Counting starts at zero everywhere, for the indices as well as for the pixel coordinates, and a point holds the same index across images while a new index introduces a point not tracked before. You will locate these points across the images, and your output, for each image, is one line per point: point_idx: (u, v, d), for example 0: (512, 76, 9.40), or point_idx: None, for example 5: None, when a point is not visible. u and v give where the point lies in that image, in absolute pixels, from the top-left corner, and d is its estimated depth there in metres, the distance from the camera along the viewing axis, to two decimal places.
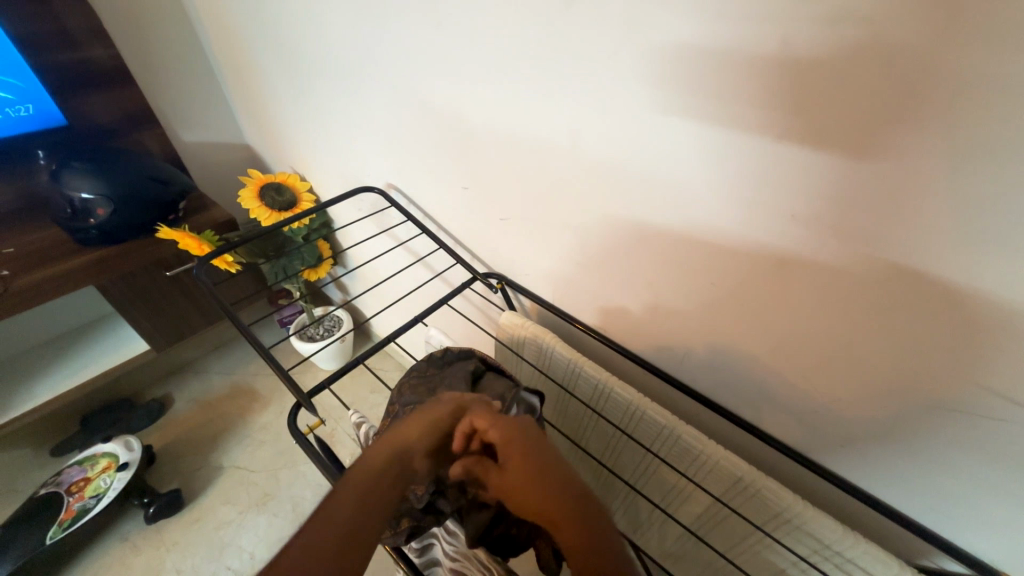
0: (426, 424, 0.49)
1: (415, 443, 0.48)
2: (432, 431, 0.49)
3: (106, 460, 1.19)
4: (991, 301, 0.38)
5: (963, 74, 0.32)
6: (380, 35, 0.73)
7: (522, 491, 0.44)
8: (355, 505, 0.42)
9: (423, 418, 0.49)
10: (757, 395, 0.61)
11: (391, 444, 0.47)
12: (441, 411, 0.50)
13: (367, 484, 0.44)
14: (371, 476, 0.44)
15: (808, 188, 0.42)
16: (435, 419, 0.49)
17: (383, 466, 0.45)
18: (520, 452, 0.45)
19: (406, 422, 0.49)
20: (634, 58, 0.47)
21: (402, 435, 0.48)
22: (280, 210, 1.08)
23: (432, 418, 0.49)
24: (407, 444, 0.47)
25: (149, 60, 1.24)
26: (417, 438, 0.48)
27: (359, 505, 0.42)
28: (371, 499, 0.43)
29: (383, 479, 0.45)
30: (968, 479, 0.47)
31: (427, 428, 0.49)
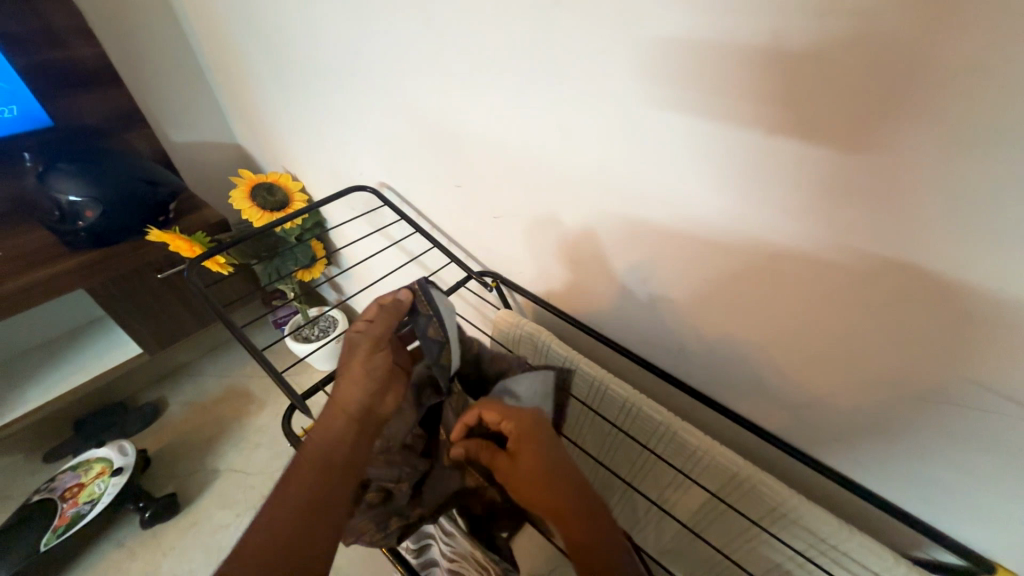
0: (363, 375, 0.54)
1: (361, 393, 0.53)
2: (371, 376, 0.54)
3: (100, 465, 1.18)
4: (986, 295, 0.37)
5: (954, 67, 0.31)
6: (369, 31, 0.72)
7: (524, 484, 0.48)
8: (324, 459, 0.49)
9: (359, 370, 0.54)
10: (753, 389, 0.61)
11: (339, 405, 0.52)
12: (372, 355, 0.55)
13: (331, 440, 0.50)
14: (332, 434, 0.51)
15: (801, 182, 0.42)
16: (371, 365, 0.54)
17: (342, 422, 0.51)
18: (531, 450, 0.48)
19: (344, 382, 0.53)
20: (627, 50, 0.46)
21: (346, 393, 0.53)
22: (272, 210, 1.07)
23: (368, 363, 0.54)
24: (354, 396, 0.53)
25: (136, 58, 1.22)
26: (358, 391, 0.53)
27: (327, 459, 0.49)
28: (339, 452, 0.50)
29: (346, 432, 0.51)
30: (963, 471, 0.48)
31: (366, 376, 0.54)
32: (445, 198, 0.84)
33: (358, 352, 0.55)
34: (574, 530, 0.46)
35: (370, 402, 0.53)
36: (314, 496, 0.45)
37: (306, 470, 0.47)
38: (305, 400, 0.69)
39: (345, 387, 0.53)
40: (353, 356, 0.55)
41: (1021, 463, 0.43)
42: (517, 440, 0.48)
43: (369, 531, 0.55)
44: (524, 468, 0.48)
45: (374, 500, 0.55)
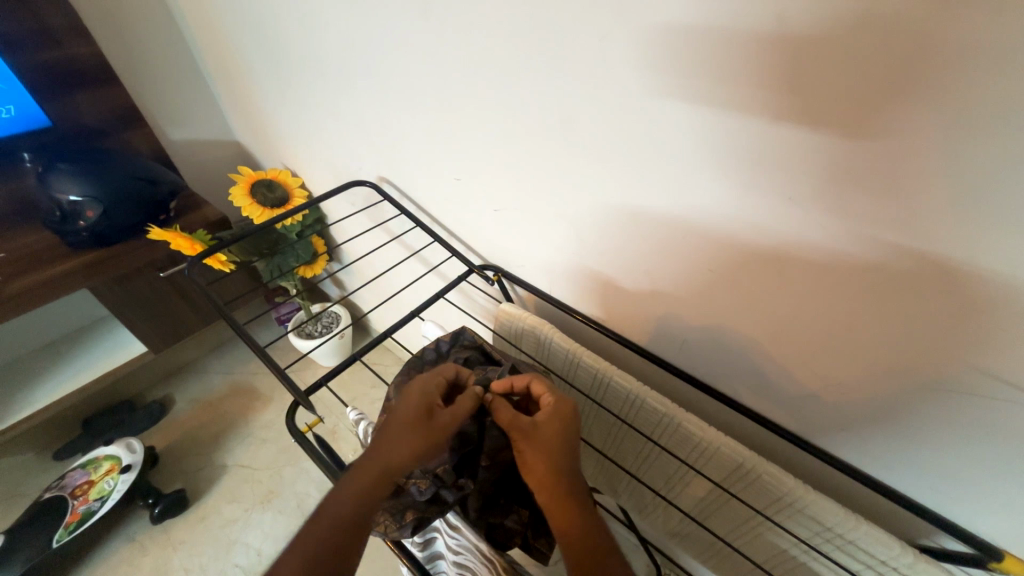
0: (422, 446, 0.49)
1: (410, 463, 0.49)
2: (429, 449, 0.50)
3: (109, 462, 1.19)
4: (994, 283, 0.37)
5: (961, 53, 0.31)
6: (366, 26, 0.72)
7: (534, 444, 0.50)
8: (351, 523, 0.44)
9: (421, 441, 0.49)
10: (757, 379, 0.61)
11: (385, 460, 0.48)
12: (442, 430, 0.51)
13: (362, 503, 0.46)
14: (365, 498, 0.46)
15: (804, 171, 0.42)
16: (434, 438, 0.50)
17: (375, 484, 0.47)
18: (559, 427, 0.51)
19: (399, 445, 0.49)
20: (627, 40, 0.45)
21: (400, 454, 0.48)
22: (273, 207, 1.07)
23: (431, 437, 0.50)
24: (402, 462, 0.48)
25: (133, 57, 1.21)
26: (409, 459, 0.49)
27: (353, 526, 0.45)
28: (363, 522, 0.45)
29: (378, 498, 0.47)
30: (968, 458, 0.47)
31: (422, 451, 0.49)
32: (445, 193, 0.84)
33: (427, 417, 0.51)
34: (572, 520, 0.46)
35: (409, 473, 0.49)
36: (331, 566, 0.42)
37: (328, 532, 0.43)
38: (308, 396, 0.68)
39: (395, 449, 0.49)
40: (423, 420, 0.51)
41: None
42: (550, 412, 0.52)
43: (384, 525, 0.56)
44: (544, 434, 0.50)
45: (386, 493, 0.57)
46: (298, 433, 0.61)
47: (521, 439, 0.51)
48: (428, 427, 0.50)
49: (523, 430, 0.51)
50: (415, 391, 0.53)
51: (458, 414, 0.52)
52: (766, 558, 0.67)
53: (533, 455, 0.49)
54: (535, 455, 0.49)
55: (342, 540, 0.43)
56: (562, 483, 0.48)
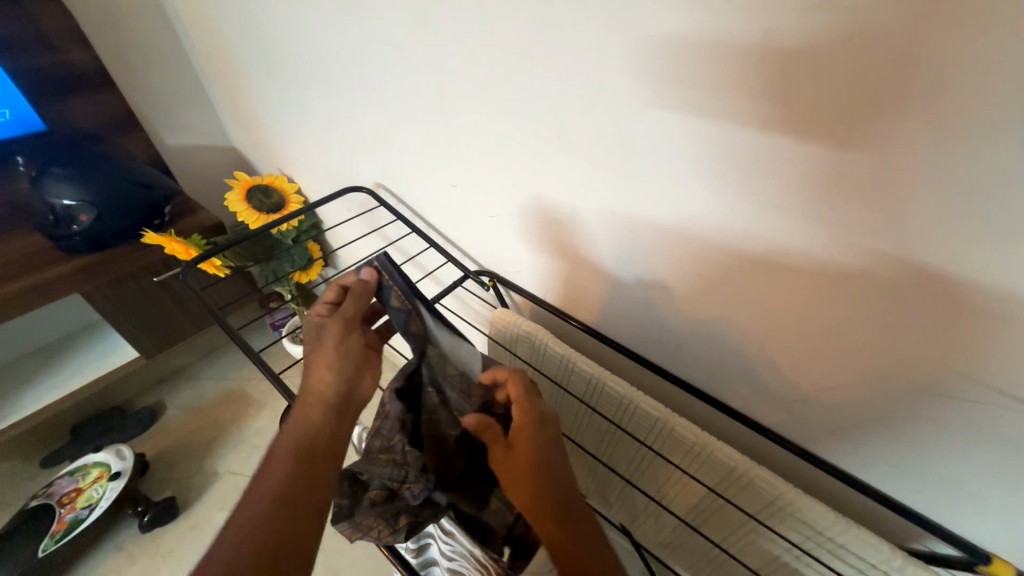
0: (331, 357, 0.52)
1: (332, 375, 0.51)
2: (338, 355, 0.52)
3: (98, 470, 1.18)
4: (977, 289, 0.38)
5: (943, 66, 0.32)
6: (363, 34, 0.73)
7: (512, 470, 0.49)
8: (305, 445, 0.46)
9: (326, 354, 0.52)
10: (749, 385, 0.61)
11: (314, 389, 0.50)
12: (339, 332, 0.53)
13: (308, 426, 0.47)
14: (311, 420, 0.48)
15: (794, 180, 0.43)
16: (336, 344, 0.52)
17: (316, 407, 0.49)
18: (530, 439, 0.50)
19: (314, 368, 0.51)
20: (620, 52, 0.47)
21: (321, 376, 0.50)
22: (268, 212, 1.07)
23: (333, 344, 0.52)
24: (324, 377, 0.50)
25: (130, 62, 1.21)
26: (333, 372, 0.51)
27: (309, 443, 0.46)
28: (319, 438, 0.47)
29: (325, 415, 0.48)
30: (957, 462, 0.48)
31: (335, 359, 0.51)
32: (441, 199, 0.84)
33: (319, 332, 0.53)
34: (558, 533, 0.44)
35: (343, 383, 0.51)
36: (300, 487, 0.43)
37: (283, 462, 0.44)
38: (302, 401, 0.68)
39: (313, 375, 0.51)
40: (321, 337, 0.53)
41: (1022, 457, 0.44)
42: (520, 432, 0.50)
43: (377, 529, 0.55)
44: (518, 456, 0.49)
45: (377, 499, 0.56)
46: None
47: (501, 469, 0.50)
48: (326, 339, 0.53)
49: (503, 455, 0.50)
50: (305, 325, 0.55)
51: (342, 313, 0.54)
52: (760, 563, 0.67)
53: (513, 484, 0.48)
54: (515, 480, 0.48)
55: (302, 460, 0.45)
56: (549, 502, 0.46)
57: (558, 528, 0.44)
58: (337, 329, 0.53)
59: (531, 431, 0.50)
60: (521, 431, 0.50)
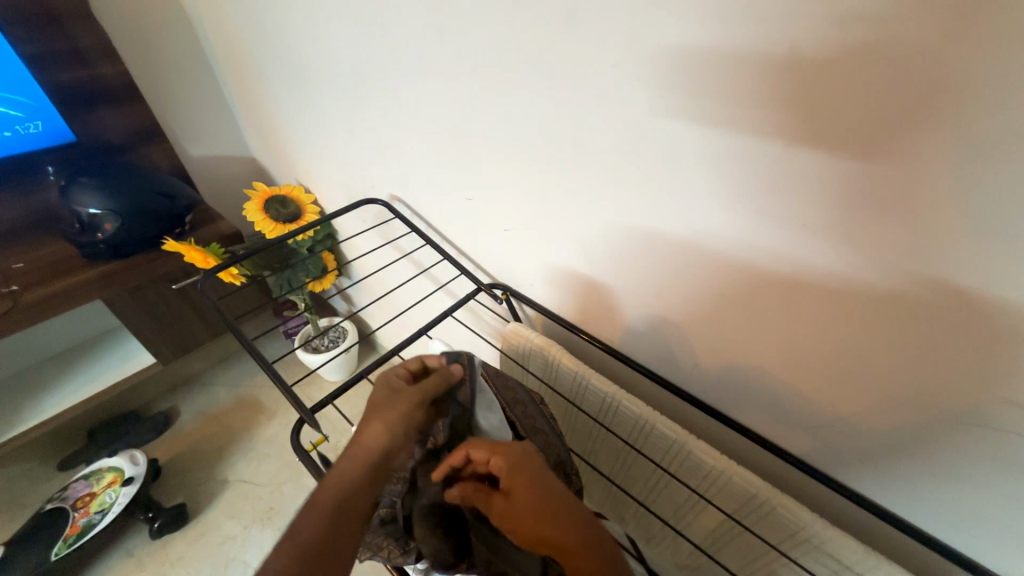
0: (394, 421, 0.49)
1: (388, 441, 0.48)
2: (402, 423, 0.50)
3: (112, 475, 1.19)
4: (1017, 314, 0.36)
5: (978, 79, 0.31)
6: (383, 49, 0.74)
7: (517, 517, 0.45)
8: (339, 508, 0.43)
9: (388, 417, 0.49)
10: (770, 407, 0.59)
11: (362, 447, 0.47)
12: (409, 404, 0.51)
13: (343, 489, 0.44)
14: (352, 482, 0.45)
15: (818, 197, 0.41)
16: (403, 411, 0.50)
17: (355, 468, 0.46)
18: (522, 481, 0.45)
19: (371, 424, 0.49)
20: (639, 66, 0.46)
21: (372, 435, 0.48)
22: (285, 222, 1.08)
23: (401, 410, 0.50)
24: (379, 439, 0.48)
25: (157, 76, 1.25)
26: (385, 436, 0.48)
27: (344, 510, 0.43)
28: (353, 504, 0.44)
29: (364, 480, 0.46)
30: (996, 496, 0.45)
31: (395, 425, 0.49)
32: (456, 211, 0.84)
33: (392, 395, 0.51)
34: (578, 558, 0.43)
35: (392, 451, 0.48)
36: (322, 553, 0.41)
37: (313, 522, 0.42)
38: (314, 413, 0.67)
39: (369, 433, 0.48)
40: (393, 397, 0.51)
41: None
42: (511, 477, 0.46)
43: (387, 549, 0.55)
44: (519, 501, 0.45)
45: (386, 518, 0.55)
46: (303, 451, 0.60)
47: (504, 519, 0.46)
48: (394, 403, 0.51)
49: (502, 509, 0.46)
50: (380, 379, 0.54)
51: (421, 387, 0.53)
52: None
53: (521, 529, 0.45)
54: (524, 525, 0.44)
55: (332, 525, 0.42)
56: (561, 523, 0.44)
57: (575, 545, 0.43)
58: (411, 399, 0.51)
59: (522, 471, 0.46)
60: (512, 476, 0.46)
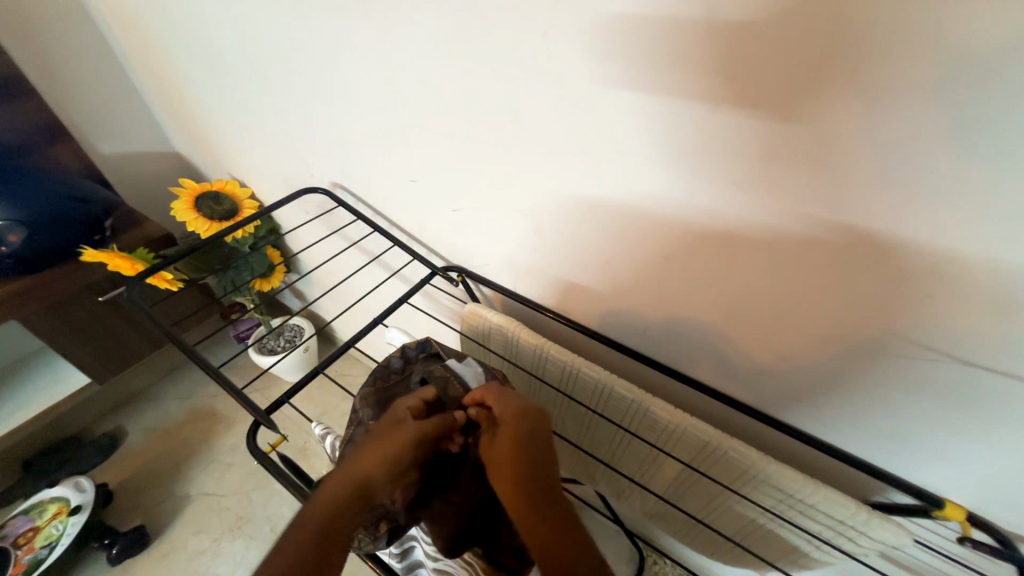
0: (389, 457, 0.47)
1: (378, 476, 0.46)
2: (400, 459, 0.47)
3: (56, 505, 1.10)
4: (918, 251, 0.39)
5: (876, 33, 0.32)
6: (304, 25, 0.69)
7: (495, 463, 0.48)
8: (322, 535, 0.41)
9: (388, 449, 0.47)
10: (718, 359, 0.62)
11: (353, 472, 0.45)
12: (411, 440, 0.48)
13: (328, 516, 0.42)
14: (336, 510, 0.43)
15: (744, 155, 0.43)
16: (403, 448, 0.47)
17: (340, 496, 0.44)
18: (510, 431, 0.50)
19: (367, 453, 0.47)
20: (570, 31, 0.46)
21: (365, 462, 0.46)
22: (221, 220, 1.01)
23: (401, 446, 0.47)
24: (373, 469, 0.46)
25: (51, 66, 1.12)
26: (381, 469, 0.46)
27: (322, 542, 0.41)
28: (335, 534, 0.42)
29: (347, 510, 0.43)
30: (909, 415, 0.51)
31: (390, 461, 0.46)
32: (401, 194, 0.81)
33: (397, 428, 0.49)
34: (538, 528, 0.43)
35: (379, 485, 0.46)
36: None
37: (291, 551, 0.40)
38: (270, 415, 0.65)
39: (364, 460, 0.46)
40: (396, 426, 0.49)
41: (971, 407, 0.46)
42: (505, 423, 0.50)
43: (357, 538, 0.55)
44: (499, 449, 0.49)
45: None
46: (262, 454, 0.58)
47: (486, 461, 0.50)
48: (397, 435, 0.48)
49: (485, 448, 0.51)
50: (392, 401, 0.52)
51: (426, 425, 0.50)
52: (735, 528, 0.69)
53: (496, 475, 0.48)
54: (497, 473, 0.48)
55: (305, 560, 0.40)
56: (530, 496, 0.45)
57: (537, 518, 0.44)
58: (412, 435, 0.49)
59: (516, 419, 0.51)
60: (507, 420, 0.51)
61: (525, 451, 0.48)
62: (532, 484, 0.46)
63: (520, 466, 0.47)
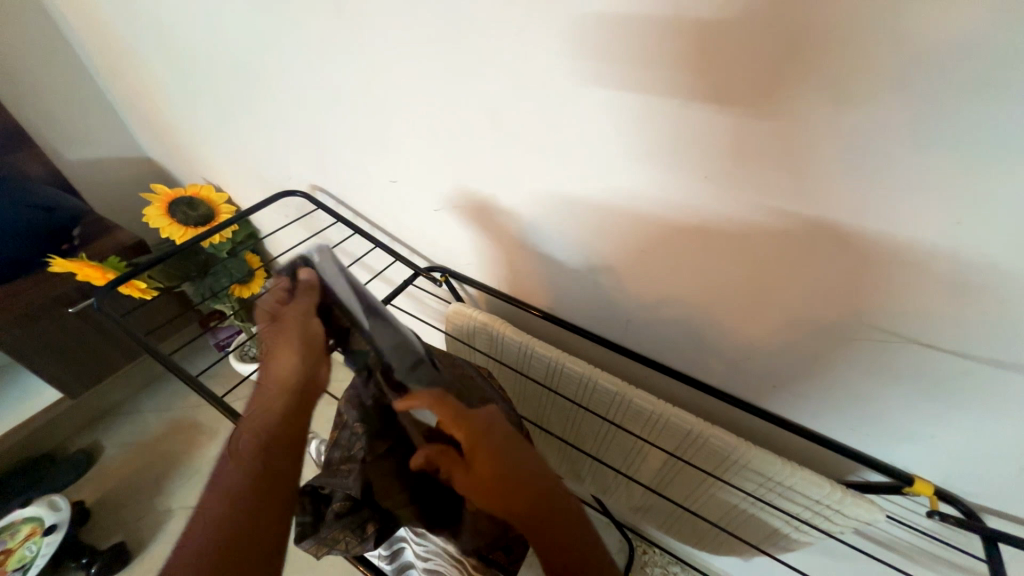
0: (280, 357, 0.49)
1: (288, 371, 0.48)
2: (285, 354, 0.49)
3: (29, 526, 1.06)
4: (881, 240, 0.41)
5: (832, 30, 0.34)
6: (275, 26, 0.68)
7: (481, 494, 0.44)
8: (252, 448, 0.45)
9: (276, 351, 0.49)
10: (699, 351, 0.64)
11: (267, 387, 0.49)
12: (287, 331, 0.49)
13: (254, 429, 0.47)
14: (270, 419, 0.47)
15: (715, 150, 0.44)
16: (287, 345, 0.49)
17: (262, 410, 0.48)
18: (481, 461, 0.43)
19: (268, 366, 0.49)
20: (545, 30, 0.46)
21: (269, 373, 0.49)
22: (196, 225, 0.99)
23: (280, 343, 0.49)
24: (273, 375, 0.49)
25: (11, 70, 1.07)
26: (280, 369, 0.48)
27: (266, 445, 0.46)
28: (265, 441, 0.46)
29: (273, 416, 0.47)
30: (880, 398, 0.52)
31: (281, 357, 0.49)
32: (382, 195, 0.81)
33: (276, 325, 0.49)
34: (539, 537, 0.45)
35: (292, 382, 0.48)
36: (259, 488, 0.43)
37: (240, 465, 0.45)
38: None
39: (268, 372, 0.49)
40: (275, 335, 0.49)
41: (937, 388, 0.48)
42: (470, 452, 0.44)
43: (344, 542, 0.55)
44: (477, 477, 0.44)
45: (341, 510, 0.55)
46: None
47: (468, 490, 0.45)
48: (273, 339, 0.49)
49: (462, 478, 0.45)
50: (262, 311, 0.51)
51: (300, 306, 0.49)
52: (719, 514, 0.71)
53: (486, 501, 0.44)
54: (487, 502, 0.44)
55: (256, 463, 0.45)
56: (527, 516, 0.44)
57: (540, 527, 0.44)
58: (298, 321, 0.49)
59: (480, 443, 0.44)
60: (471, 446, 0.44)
61: (506, 470, 0.44)
62: (524, 504, 0.44)
63: (508, 494, 0.43)
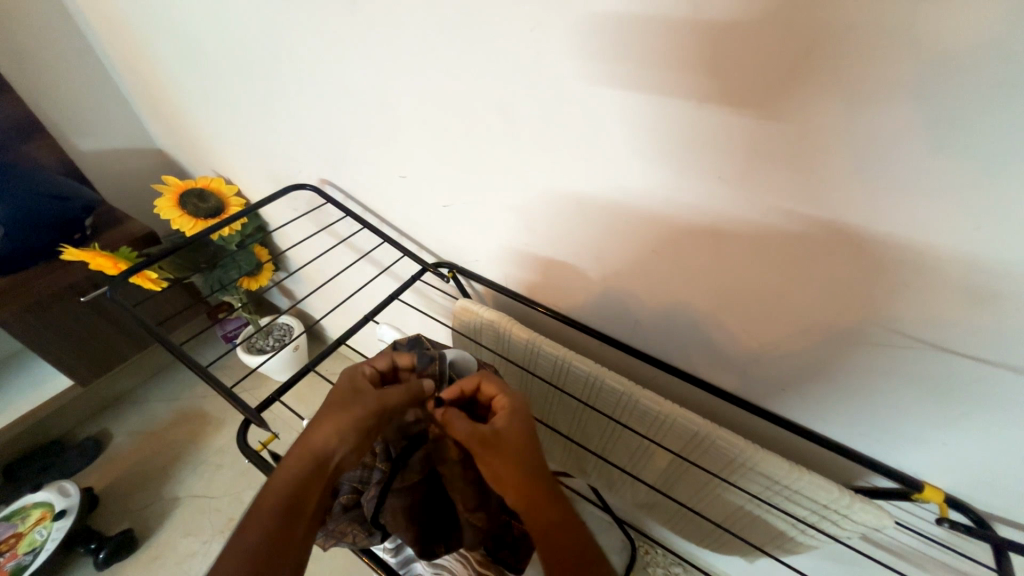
0: (346, 426, 0.47)
1: (337, 444, 0.46)
2: (357, 425, 0.48)
3: (40, 511, 1.09)
4: (897, 244, 0.41)
5: (847, 31, 0.33)
6: (287, 20, 0.68)
7: (501, 454, 0.47)
8: (284, 508, 0.42)
9: (342, 416, 0.47)
10: (706, 352, 0.63)
11: (308, 447, 0.46)
12: (367, 407, 0.49)
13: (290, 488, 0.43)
14: (297, 484, 0.44)
15: (728, 151, 0.44)
16: (360, 417, 0.48)
17: (298, 469, 0.44)
18: (517, 424, 0.49)
19: (322, 423, 0.47)
20: (557, 28, 0.46)
21: (320, 431, 0.47)
22: (206, 217, 1.00)
23: (357, 415, 0.48)
24: (329, 438, 0.46)
25: (25, 60, 1.08)
26: (341, 442, 0.47)
27: (288, 511, 0.42)
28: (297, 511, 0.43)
29: (311, 484, 0.44)
30: (890, 403, 0.52)
31: (346, 428, 0.47)
32: (390, 190, 0.81)
33: (354, 397, 0.49)
34: (545, 512, 0.45)
35: (340, 456, 0.47)
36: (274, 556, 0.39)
37: (260, 524, 0.41)
38: (260, 412, 0.64)
39: (320, 432, 0.46)
40: (352, 401, 0.49)
41: (948, 394, 0.48)
42: (507, 415, 0.50)
43: (351, 534, 0.55)
44: (507, 439, 0.48)
45: (348, 504, 0.56)
46: (254, 450, 0.58)
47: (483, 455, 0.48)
48: (348, 407, 0.48)
49: (484, 439, 0.48)
50: (343, 377, 0.52)
51: (388, 395, 0.50)
52: (724, 516, 0.71)
53: (501, 465, 0.47)
54: (502, 465, 0.47)
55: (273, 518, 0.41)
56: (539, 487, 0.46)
57: (542, 502, 0.45)
58: (377, 400, 0.50)
59: (515, 412, 0.51)
60: (507, 413, 0.50)
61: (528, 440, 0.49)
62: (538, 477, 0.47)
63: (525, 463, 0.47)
